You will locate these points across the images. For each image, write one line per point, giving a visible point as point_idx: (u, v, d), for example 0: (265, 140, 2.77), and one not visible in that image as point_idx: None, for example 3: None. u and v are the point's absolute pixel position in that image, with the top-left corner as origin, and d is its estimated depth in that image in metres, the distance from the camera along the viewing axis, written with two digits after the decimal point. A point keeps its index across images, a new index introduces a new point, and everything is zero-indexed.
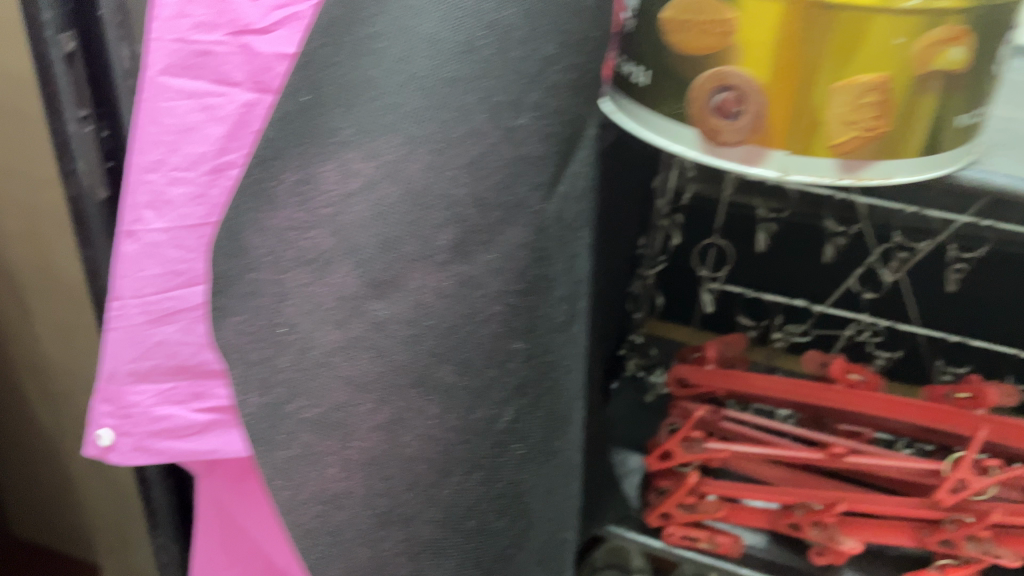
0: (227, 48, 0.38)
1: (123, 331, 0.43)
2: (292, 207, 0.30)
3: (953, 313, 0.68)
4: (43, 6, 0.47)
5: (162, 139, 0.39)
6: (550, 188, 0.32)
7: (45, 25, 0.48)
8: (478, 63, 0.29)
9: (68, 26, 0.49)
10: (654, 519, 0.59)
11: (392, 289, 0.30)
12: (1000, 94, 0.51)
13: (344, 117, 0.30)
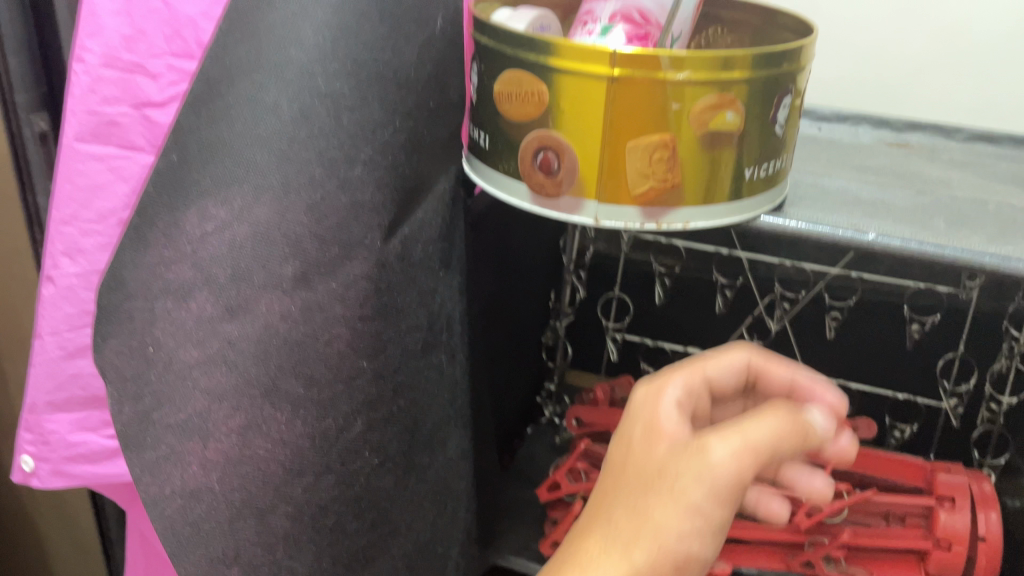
0: (131, 118, 0.45)
1: (43, 365, 0.49)
2: (161, 247, 0.36)
3: (830, 356, 0.76)
4: (17, 89, 0.57)
5: (75, 197, 0.46)
6: (386, 230, 0.39)
7: (17, 105, 0.57)
8: (314, 126, 0.36)
9: (40, 108, 0.58)
10: (544, 548, 0.62)
11: (242, 312, 0.36)
12: (834, 153, 0.58)
13: (204, 170, 0.36)
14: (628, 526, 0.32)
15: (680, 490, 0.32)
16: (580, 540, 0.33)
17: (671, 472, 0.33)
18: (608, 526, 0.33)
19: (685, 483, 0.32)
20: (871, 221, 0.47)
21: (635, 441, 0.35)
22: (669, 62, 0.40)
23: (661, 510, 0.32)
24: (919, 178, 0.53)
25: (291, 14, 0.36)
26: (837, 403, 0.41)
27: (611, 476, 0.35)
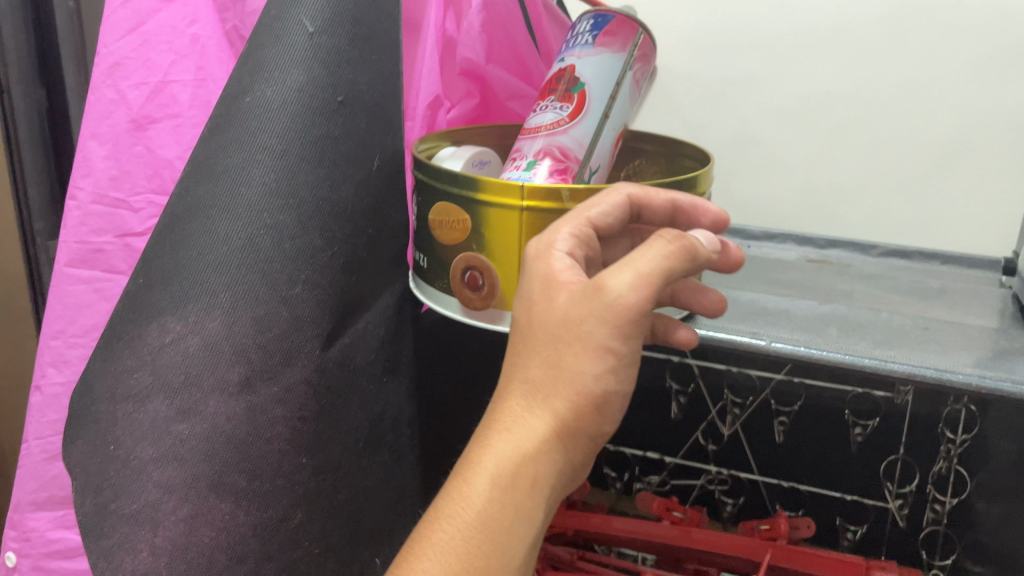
0: (115, 246, 0.53)
1: (27, 468, 0.54)
2: (124, 356, 0.42)
3: (779, 460, 0.80)
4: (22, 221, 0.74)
5: (63, 315, 0.53)
6: (323, 340, 0.45)
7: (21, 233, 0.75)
8: (259, 251, 0.42)
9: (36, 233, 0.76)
10: None
11: (193, 413, 0.40)
12: (753, 270, 0.65)
13: (165, 289, 0.42)
14: (545, 376, 0.38)
15: (583, 332, 0.37)
16: (510, 392, 0.39)
17: (572, 316, 0.38)
18: (528, 375, 0.39)
19: (587, 326, 0.37)
20: (772, 330, 0.53)
21: (536, 296, 0.40)
22: (569, 195, 0.46)
23: (570, 355, 0.38)
24: (824, 291, 0.60)
25: (245, 160, 0.43)
26: (718, 213, 0.45)
27: (524, 326, 0.40)
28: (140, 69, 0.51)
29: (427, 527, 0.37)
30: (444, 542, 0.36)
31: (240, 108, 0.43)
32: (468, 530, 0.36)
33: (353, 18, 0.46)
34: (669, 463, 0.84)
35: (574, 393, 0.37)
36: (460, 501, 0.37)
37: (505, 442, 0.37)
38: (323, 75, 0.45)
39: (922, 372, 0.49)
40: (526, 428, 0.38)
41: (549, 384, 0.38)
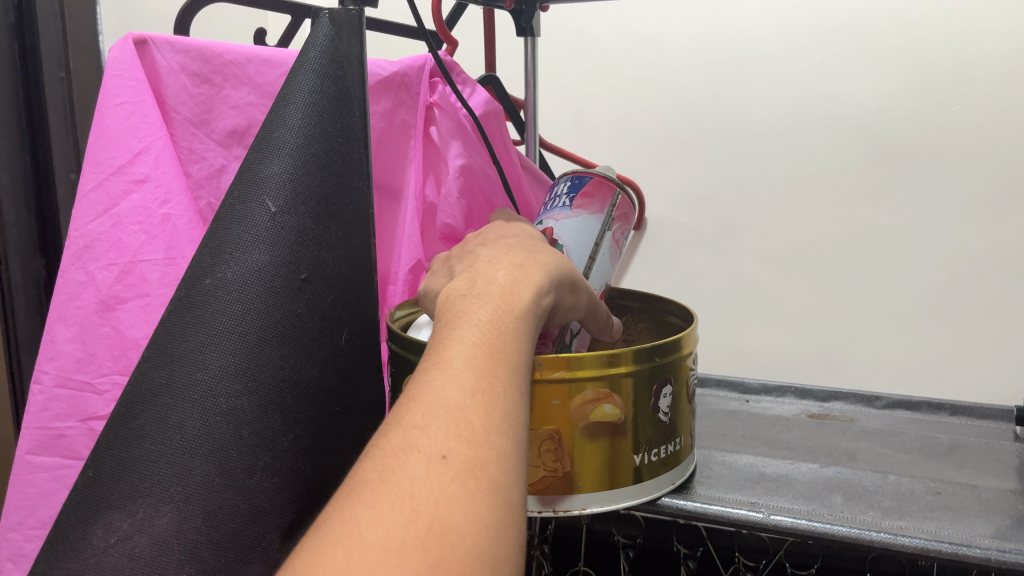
0: (78, 430, 0.51)
1: None
2: (68, 561, 0.38)
3: None
4: None
5: (21, 505, 0.50)
6: (285, 530, 0.42)
7: None
8: (214, 438, 0.40)
9: None
10: None
11: None
12: (752, 427, 0.62)
13: (113, 484, 0.39)
14: (565, 263, 0.44)
15: (581, 293, 0.45)
16: (525, 253, 0.42)
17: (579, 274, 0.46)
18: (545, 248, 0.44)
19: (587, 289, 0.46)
20: (771, 500, 0.50)
21: (527, 234, 0.47)
22: (543, 364, 0.45)
23: (575, 292, 0.45)
24: (826, 451, 0.57)
25: (202, 344, 0.41)
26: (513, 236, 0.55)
27: (523, 238, 0.45)
28: (109, 251, 0.50)
29: (484, 319, 0.36)
30: (512, 338, 0.36)
31: (200, 291, 0.43)
32: (523, 344, 0.36)
33: (316, 195, 0.46)
34: None
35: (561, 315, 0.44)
36: (518, 312, 0.37)
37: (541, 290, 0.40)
38: (285, 254, 0.44)
39: (937, 547, 0.44)
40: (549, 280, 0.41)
41: (565, 279, 0.43)
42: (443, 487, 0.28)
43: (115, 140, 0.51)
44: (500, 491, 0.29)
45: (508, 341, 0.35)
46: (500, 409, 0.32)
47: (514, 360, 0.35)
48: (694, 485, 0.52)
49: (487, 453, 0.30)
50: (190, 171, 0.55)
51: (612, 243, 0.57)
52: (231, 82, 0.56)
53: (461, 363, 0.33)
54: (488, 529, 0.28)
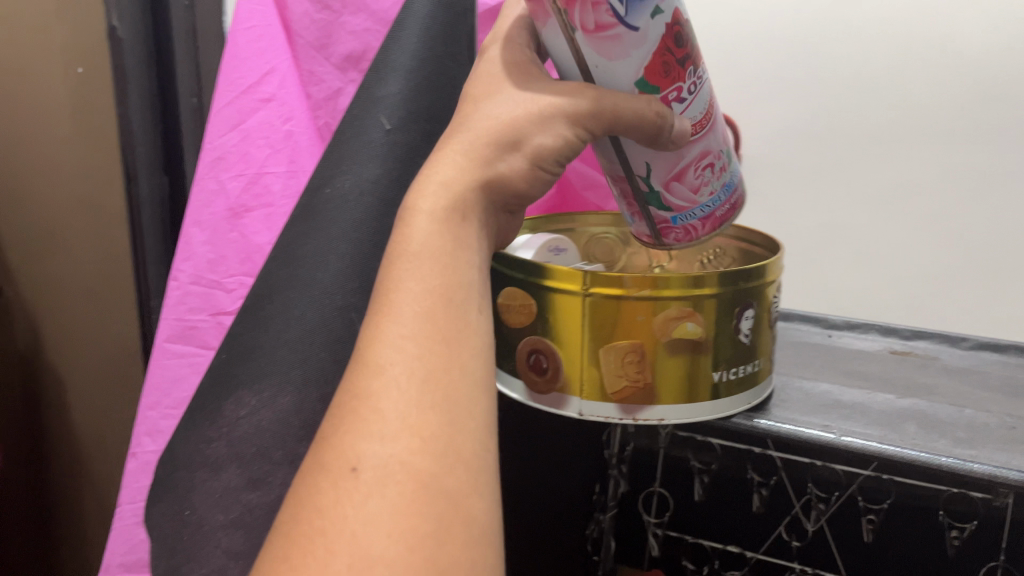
0: (208, 324, 0.57)
1: (117, 531, 0.57)
2: (206, 426, 0.45)
3: (870, 561, 0.76)
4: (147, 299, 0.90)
5: (160, 386, 0.57)
6: None
7: None
8: (330, 332, 0.45)
9: None
10: None
11: (262, 484, 0.44)
12: (832, 359, 0.64)
13: (243, 366, 0.46)
14: (473, 170, 0.42)
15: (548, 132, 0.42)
16: (427, 188, 0.41)
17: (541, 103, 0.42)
18: (450, 166, 0.42)
19: (564, 121, 0.42)
20: (844, 424, 0.52)
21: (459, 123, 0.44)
22: (631, 282, 0.48)
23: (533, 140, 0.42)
24: (903, 382, 0.59)
25: (321, 247, 0.46)
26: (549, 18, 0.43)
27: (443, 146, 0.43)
28: (238, 162, 0.55)
29: (390, 307, 0.38)
30: (410, 311, 0.37)
31: (321, 199, 0.47)
32: (451, 297, 0.38)
33: (426, 115, 0.50)
34: (752, 558, 0.80)
35: (532, 178, 0.43)
36: (435, 264, 0.39)
37: (459, 214, 0.41)
38: (396, 169, 0.48)
39: (1005, 473, 0.46)
40: (446, 210, 0.40)
41: (474, 185, 0.41)
42: (361, 505, 0.32)
43: (246, 61, 0.55)
44: (439, 474, 0.33)
45: (411, 318, 0.37)
46: (409, 398, 0.34)
47: (412, 334, 0.36)
48: (772, 406, 0.54)
49: (407, 453, 0.33)
50: (310, 93, 0.58)
51: (589, 37, 0.41)
52: (349, 8, 0.58)
53: (370, 367, 0.36)
54: (423, 542, 0.31)
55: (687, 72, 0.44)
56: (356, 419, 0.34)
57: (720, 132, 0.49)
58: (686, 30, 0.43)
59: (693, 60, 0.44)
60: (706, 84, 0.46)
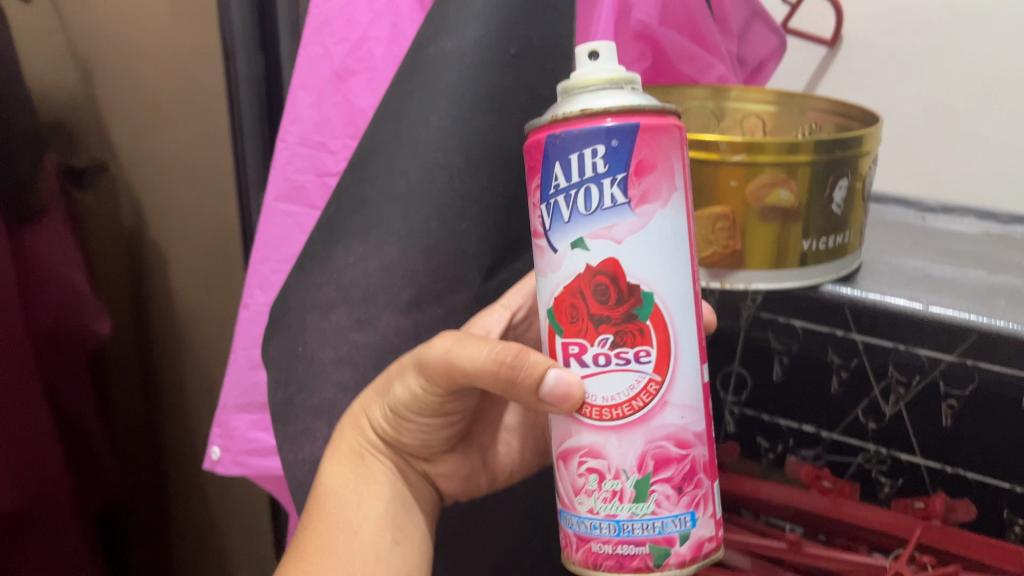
0: (314, 184, 0.60)
1: (233, 374, 0.62)
2: (316, 273, 0.49)
3: (949, 446, 0.75)
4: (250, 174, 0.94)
5: (270, 241, 0.61)
6: (488, 273, 0.51)
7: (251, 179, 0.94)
8: (431, 189, 0.47)
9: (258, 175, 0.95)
10: None
11: (369, 324, 0.49)
12: (931, 239, 0.63)
13: (351, 218, 0.49)
14: (343, 520, 0.47)
15: (425, 399, 0.47)
16: (335, 455, 0.49)
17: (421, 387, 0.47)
18: (335, 472, 0.49)
19: (436, 381, 0.46)
20: (932, 296, 0.52)
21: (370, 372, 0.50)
22: (727, 147, 0.49)
23: (408, 411, 0.48)
24: (1000, 262, 0.58)
25: (425, 105, 0.47)
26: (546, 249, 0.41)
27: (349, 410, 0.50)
28: (342, 27, 0.57)
29: (321, 504, 0.48)
30: (329, 518, 0.47)
31: (425, 59, 0.48)
32: (358, 534, 0.47)
33: None
34: (826, 438, 0.82)
35: (413, 421, 0.49)
36: (351, 475, 0.49)
37: (355, 453, 0.49)
38: (501, 28, 0.48)
39: None
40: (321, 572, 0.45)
41: (354, 460, 0.49)
42: None
43: None
44: None
45: (325, 519, 0.47)
46: None
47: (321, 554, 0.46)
48: (858, 277, 0.55)
49: None
50: None
51: None
52: None
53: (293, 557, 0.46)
54: None
55: (599, 335, 0.41)
56: None
57: (648, 457, 0.41)
58: (631, 291, 0.40)
59: (627, 337, 0.40)
60: (638, 381, 0.41)
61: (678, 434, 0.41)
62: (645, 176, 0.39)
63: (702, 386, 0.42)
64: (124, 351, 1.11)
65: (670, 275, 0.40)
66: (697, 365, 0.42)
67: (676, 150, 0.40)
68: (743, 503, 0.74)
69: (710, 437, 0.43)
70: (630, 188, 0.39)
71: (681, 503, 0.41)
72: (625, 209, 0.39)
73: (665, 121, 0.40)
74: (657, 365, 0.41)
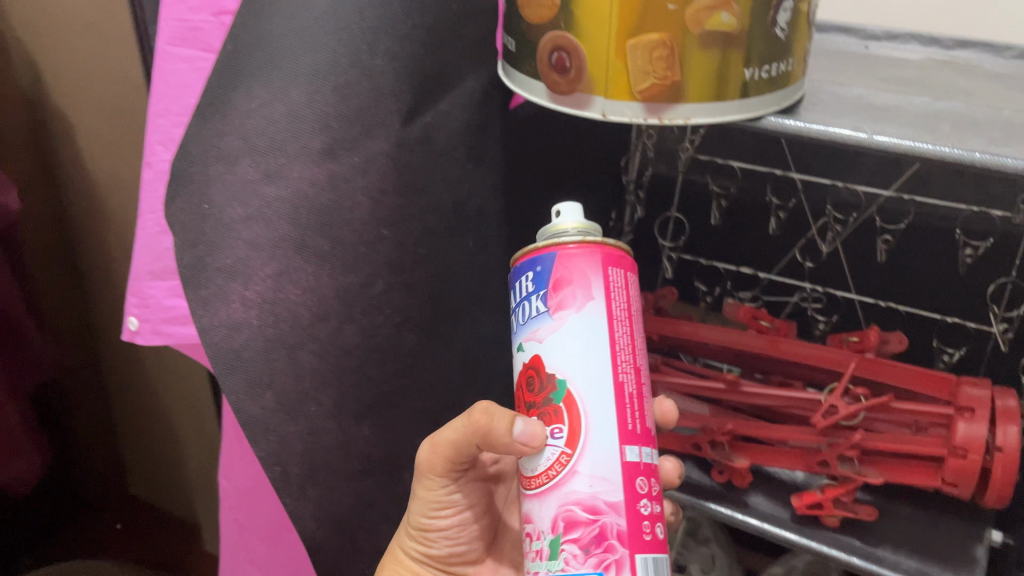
0: (211, 24, 0.53)
1: (144, 239, 0.56)
2: (216, 120, 0.42)
3: (883, 281, 0.76)
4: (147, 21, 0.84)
5: (167, 93, 0.54)
6: (410, 115, 0.47)
7: None
8: (337, 24, 0.43)
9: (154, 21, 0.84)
10: None
11: (278, 176, 0.43)
12: (870, 67, 0.60)
13: (251, 55, 0.42)
14: None
15: (437, 501, 0.50)
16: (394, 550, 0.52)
17: (425, 491, 0.49)
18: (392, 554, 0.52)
19: (435, 481, 0.49)
20: (875, 125, 0.50)
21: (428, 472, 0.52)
22: None
23: (429, 519, 0.50)
24: (941, 86, 0.57)
25: None
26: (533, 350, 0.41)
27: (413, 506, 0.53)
28: None
29: None
30: None
31: None
32: None
33: None
34: (764, 281, 0.80)
35: (434, 539, 0.52)
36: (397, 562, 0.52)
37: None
38: None
39: None
40: None
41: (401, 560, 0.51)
42: None
43: None
44: None
45: None
46: None
47: None
48: (802, 107, 0.53)
49: None
50: None
51: None
52: None
53: None
54: None
55: (532, 415, 0.41)
56: None
57: (559, 519, 0.39)
58: (549, 379, 0.40)
59: (547, 417, 0.40)
60: (552, 454, 0.40)
61: (587, 502, 0.38)
62: (561, 289, 0.40)
63: (621, 456, 0.39)
64: (38, 230, 1.04)
65: (586, 367, 0.39)
66: (617, 440, 0.39)
67: (595, 268, 0.40)
68: (680, 346, 0.73)
69: (632, 501, 0.39)
70: (548, 301, 0.40)
71: (588, 563, 0.37)
72: (544, 316, 0.40)
73: (585, 245, 0.41)
74: (568, 437, 0.40)
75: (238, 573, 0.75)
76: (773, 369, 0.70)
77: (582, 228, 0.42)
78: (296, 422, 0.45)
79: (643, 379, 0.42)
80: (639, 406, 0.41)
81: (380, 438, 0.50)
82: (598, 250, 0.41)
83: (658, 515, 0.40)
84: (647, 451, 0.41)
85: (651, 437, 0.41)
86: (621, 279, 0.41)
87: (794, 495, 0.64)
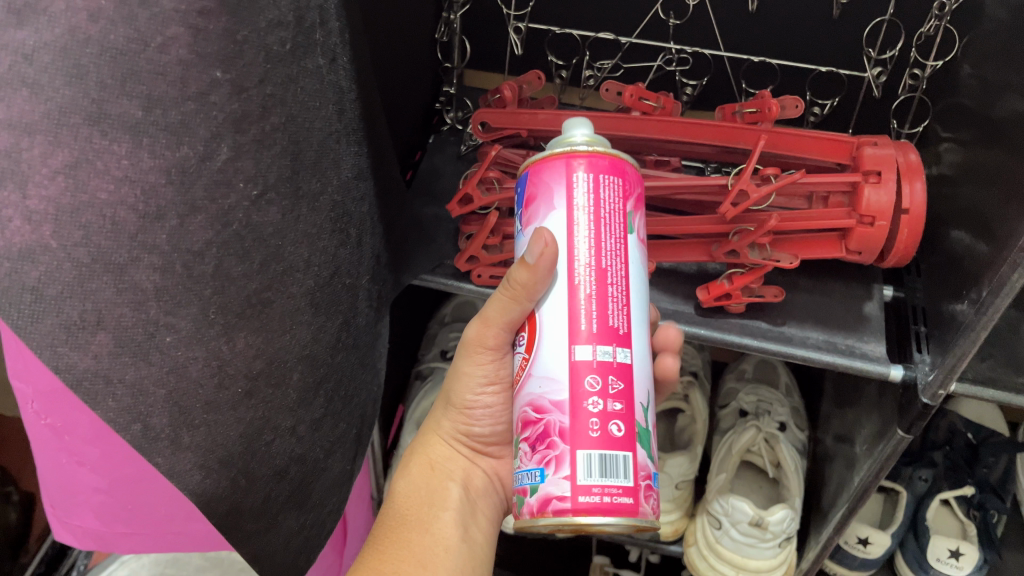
0: None
1: None
2: None
3: (752, 34, 0.69)
4: None
5: None
6: None
7: None
8: None
9: None
10: (455, 208, 0.59)
11: (33, 14, 0.27)
12: None
13: None
14: (433, 465, 0.55)
15: (483, 377, 0.52)
16: (444, 422, 0.56)
17: (467, 367, 0.52)
18: (447, 419, 0.55)
19: (477, 357, 0.51)
20: None
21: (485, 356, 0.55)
22: None
23: (472, 394, 0.53)
24: None
25: None
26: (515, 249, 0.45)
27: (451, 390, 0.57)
28: None
29: (423, 451, 0.56)
30: (434, 464, 0.55)
31: None
32: (437, 475, 0.54)
33: None
34: (626, 45, 0.70)
35: (476, 417, 0.54)
36: (451, 418, 0.55)
37: (427, 464, 0.55)
38: None
39: None
40: (410, 494, 0.53)
41: (455, 420, 0.55)
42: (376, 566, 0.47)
43: None
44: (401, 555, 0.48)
45: (433, 472, 0.54)
46: (402, 517, 0.51)
47: (425, 501, 0.52)
48: None
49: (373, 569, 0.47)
50: None
51: None
52: None
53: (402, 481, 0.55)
54: None
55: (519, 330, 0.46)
56: (390, 521, 0.51)
57: (521, 418, 0.43)
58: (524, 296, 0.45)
59: (522, 328, 0.45)
60: (520, 360, 0.44)
61: (537, 401, 0.42)
62: (531, 206, 0.44)
63: (572, 357, 0.41)
64: None
65: (543, 277, 0.42)
66: (568, 343, 0.41)
67: (558, 179, 0.42)
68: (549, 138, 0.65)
69: (579, 401, 0.41)
70: (523, 221, 0.44)
71: (535, 458, 0.41)
72: (521, 236, 0.45)
73: (563, 156, 0.43)
74: (531, 344, 0.43)
75: (79, 472, 0.59)
76: (658, 151, 0.64)
77: (585, 142, 0.43)
78: (150, 363, 0.32)
79: (610, 279, 0.42)
80: (602, 306, 0.42)
81: (258, 347, 0.38)
82: (564, 159, 0.42)
83: (614, 413, 0.41)
84: (620, 351, 0.42)
85: (623, 338, 0.42)
86: (590, 183, 0.42)
87: (700, 287, 0.60)
